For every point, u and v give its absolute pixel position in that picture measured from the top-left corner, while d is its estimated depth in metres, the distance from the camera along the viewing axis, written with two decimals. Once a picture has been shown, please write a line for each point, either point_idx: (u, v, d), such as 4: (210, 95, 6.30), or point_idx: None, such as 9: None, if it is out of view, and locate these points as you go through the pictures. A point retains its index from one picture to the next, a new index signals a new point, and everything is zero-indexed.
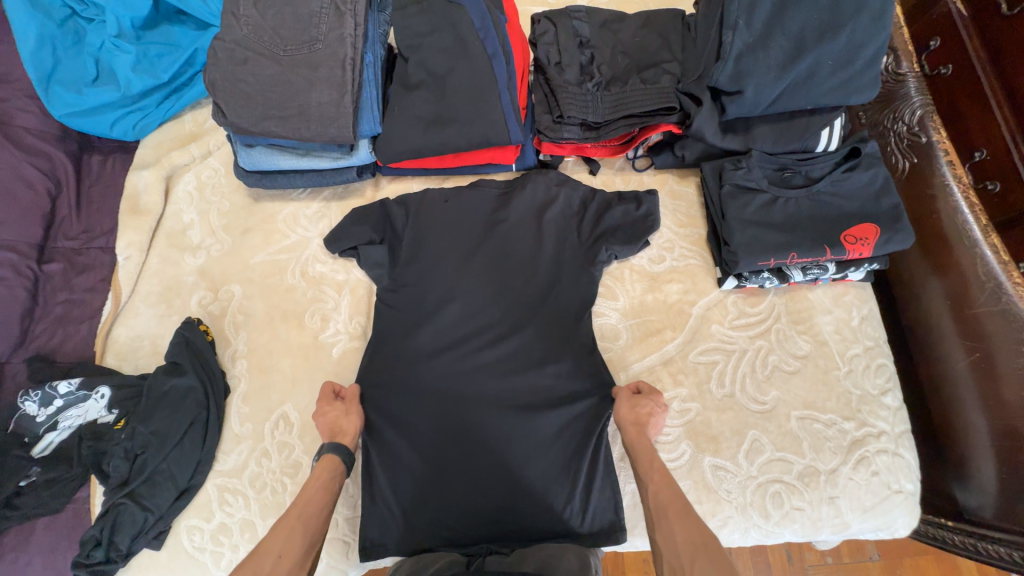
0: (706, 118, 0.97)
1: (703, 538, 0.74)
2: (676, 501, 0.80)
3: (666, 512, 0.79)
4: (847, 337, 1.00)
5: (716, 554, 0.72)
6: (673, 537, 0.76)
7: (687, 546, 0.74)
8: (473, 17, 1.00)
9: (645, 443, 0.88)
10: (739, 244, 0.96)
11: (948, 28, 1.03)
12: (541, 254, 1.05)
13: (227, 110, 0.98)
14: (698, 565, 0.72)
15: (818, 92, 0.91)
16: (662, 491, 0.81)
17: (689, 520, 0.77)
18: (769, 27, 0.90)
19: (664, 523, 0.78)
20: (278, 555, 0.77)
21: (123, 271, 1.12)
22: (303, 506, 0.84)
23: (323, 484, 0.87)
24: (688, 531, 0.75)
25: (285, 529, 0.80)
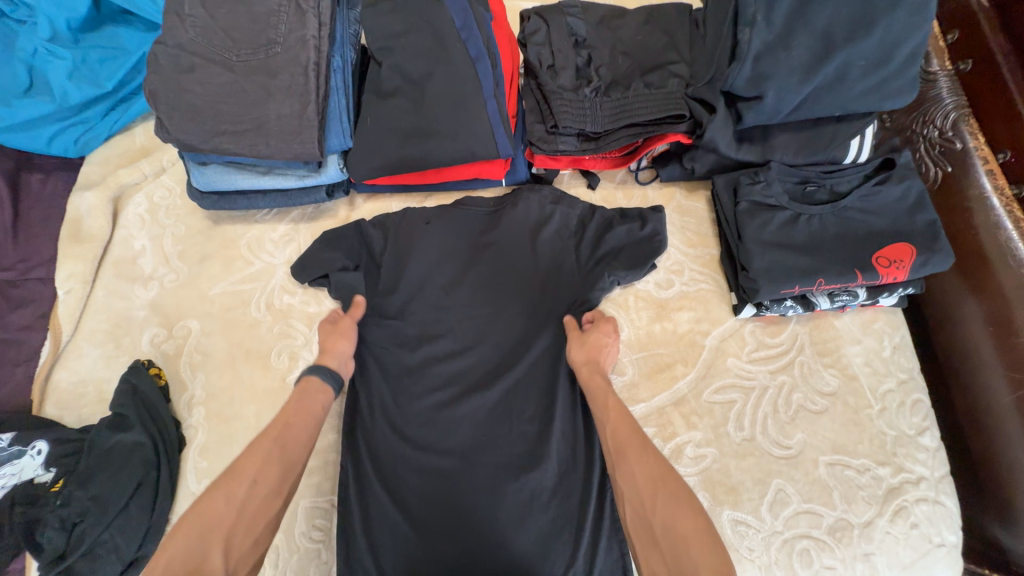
0: (720, 126, 0.85)
1: (661, 472, 0.67)
2: (632, 436, 0.73)
3: (624, 450, 0.71)
4: (878, 370, 0.90)
5: (676, 490, 0.66)
6: (633, 477, 0.68)
7: (646, 482, 0.67)
8: (454, 15, 0.87)
9: (598, 380, 0.81)
10: (759, 270, 0.85)
11: (968, 19, 0.93)
12: (536, 281, 0.94)
13: (173, 124, 0.86)
14: (661, 504, 0.65)
15: (848, 97, 0.80)
16: (619, 428, 0.74)
17: (649, 455, 0.70)
18: (792, 23, 0.79)
19: (624, 464, 0.70)
20: (253, 479, 0.68)
21: (64, 307, 0.99)
22: (280, 428, 0.75)
23: (304, 403, 0.79)
24: (647, 467, 0.68)
25: (261, 453, 0.71)
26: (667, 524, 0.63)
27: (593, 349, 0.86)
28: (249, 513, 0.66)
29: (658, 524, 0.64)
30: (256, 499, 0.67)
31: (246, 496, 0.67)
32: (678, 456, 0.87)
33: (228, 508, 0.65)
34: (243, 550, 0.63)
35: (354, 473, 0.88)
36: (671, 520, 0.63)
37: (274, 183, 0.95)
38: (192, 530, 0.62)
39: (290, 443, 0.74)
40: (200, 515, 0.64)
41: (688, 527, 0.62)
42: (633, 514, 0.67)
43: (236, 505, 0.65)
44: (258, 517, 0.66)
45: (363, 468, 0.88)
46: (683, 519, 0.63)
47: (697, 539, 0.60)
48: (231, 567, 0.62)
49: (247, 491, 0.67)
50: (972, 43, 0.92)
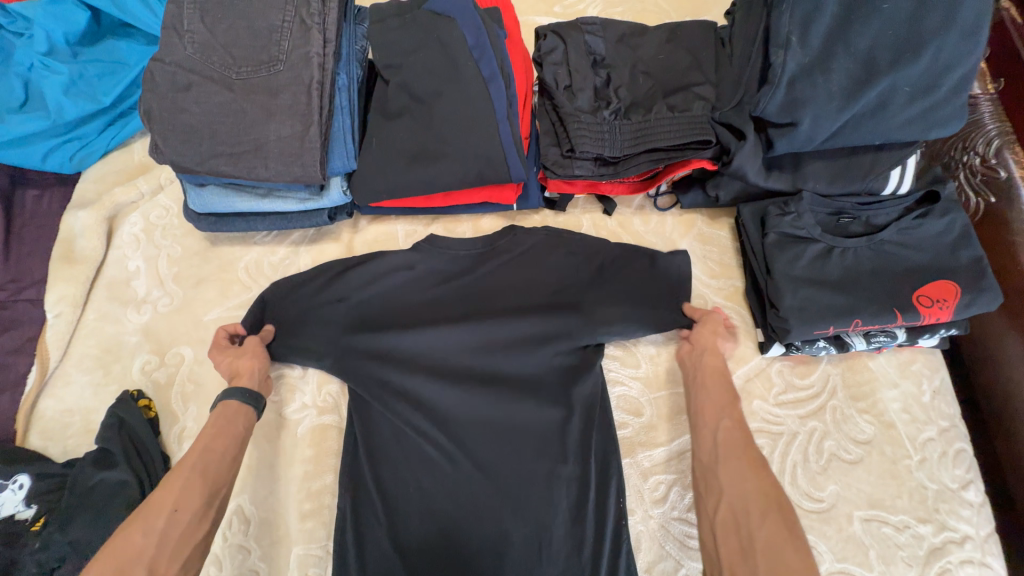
0: (749, 154, 0.80)
1: (777, 492, 0.62)
2: (750, 447, 0.68)
3: (736, 454, 0.67)
4: (917, 417, 0.83)
5: (789, 514, 0.60)
6: (742, 481, 0.64)
7: (758, 493, 0.62)
8: (467, 32, 0.83)
9: (716, 378, 0.78)
10: (790, 308, 0.79)
11: (1002, 40, 0.89)
12: (543, 319, 0.86)
13: (167, 145, 0.81)
14: (768, 522, 0.60)
15: (890, 125, 0.74)
16: (734, 432, 0.70)
17: (764, 470, 0.65)
18: (830, 45, 0.73)
19: (732, 465, 0.66)
20: (173, 509, 0.65)
21: (52, 332, 0.94)
22: (197, 455, 0.71)
23: (221, 429, 0.75)
24: (764, 481, 0.63)
25: (179, 483, 0.67)
26: (770, 546, 0.57)
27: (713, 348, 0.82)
28: (171, 545, 0.63)
29: (760, 539, 0.59)
30: (174, 532, 0.63)
31: (167, 527, 0.63)
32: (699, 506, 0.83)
33: (146, 541, 0.61)
34: None
35: (352, 518, 0.82)
36: (774, 542, 0.58)
37: (274, 206, 0.91)
38: (106, 568, 0.59)
39: (212, 467, 0.71)
40: (117, 546, 0.60)
41: (796, 558, 0.56)
42: (727, 515, 0.63)
43: (156, 539, 0.62)
44: (181, 547, 0.64)
45: (363, 511, 0.82)
46: (790, 549, 0.57)
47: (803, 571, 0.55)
48: None
49: (166, 521, 0.64)
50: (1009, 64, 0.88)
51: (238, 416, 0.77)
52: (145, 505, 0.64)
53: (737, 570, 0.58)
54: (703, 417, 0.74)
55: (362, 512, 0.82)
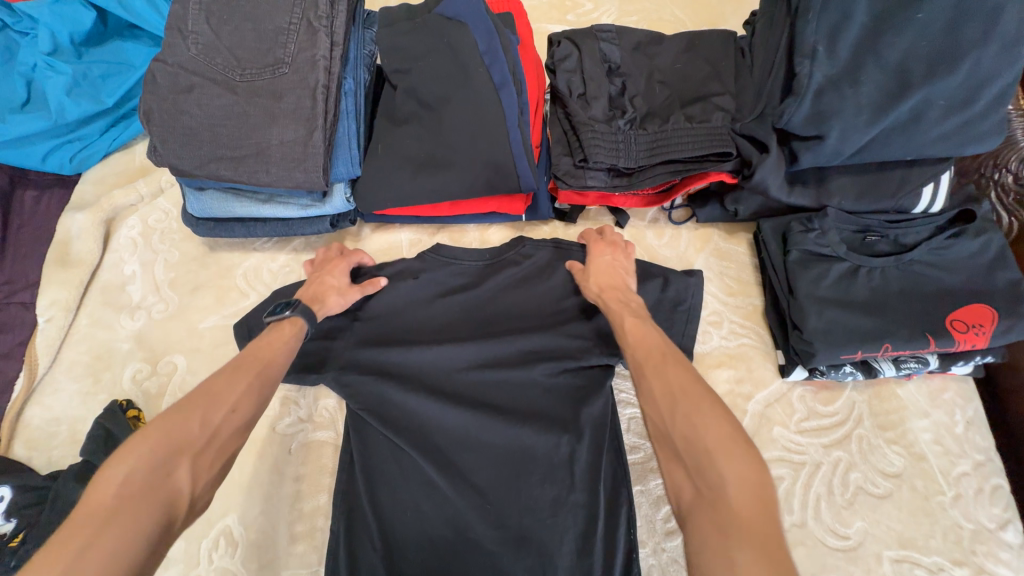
0: (772, 167, 0.76)
1: (681, 384, 0.58)
2: (655, 352, 0.64)
3: (642, 368, 0.63)
4: (950, 449, 0.78)
5: (699, 398, 0.56)
6: (652, 390, 0.60)
7: (665, 394, 0.58)
8: (478, 37, 0.80)
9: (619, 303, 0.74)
10: (815, 331, 0.74)
11: None
12: (544, 339, 0.83)
13: (167, 147, 0.79)
14: (681, 415, 0.55)
15: (922, 141, 0.70)
16: (638, 347, 0.66)
17: (668, 368, 0.61)
18: (859, 56, 0.70)
19: (643, 381, 0.62)
20: (232, 407, 0.59)
21: (42, 337, 0.91)
22: (263, 363, 0.66)
23: (289, 347, 0.70)
24: (669, 379, 0.59)
25: (242, 383, 0.62)
26: (692, 439, 0.53)
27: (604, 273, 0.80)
28: (221, 441, 0.57)
29: (678, 437, 0.54)
30: (226, 430, 0.58)
31: (221, 424, 0.58)
32: None
33: (201, 430, 0.56)
34: (209, 474, 0.55)
35: (346, 543, 0.78)
36: (694, 431, 0.53)
37: (275, 212, 0.87)
38: (160, 443, 0.53)
39: (271, 381, 0.66)
40: (172, 423, 0.55)
41: (714, 437, 0.51)
42: (656, 431, 0.58)
43: (209, 432, 0.56)
44: (227, 448, 0.58)
45: (357, 535, 0.78)
46: (710, 428, 0.52)
47: (722, 452, 0.50)
48: (194, 493, 0.54)
49: (222, 418, 0.58)
50: None
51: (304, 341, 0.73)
52: (205, 391, 0.59)
53: (672, 479, 0.54)
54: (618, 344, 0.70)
55: (357, 536, 0.78)
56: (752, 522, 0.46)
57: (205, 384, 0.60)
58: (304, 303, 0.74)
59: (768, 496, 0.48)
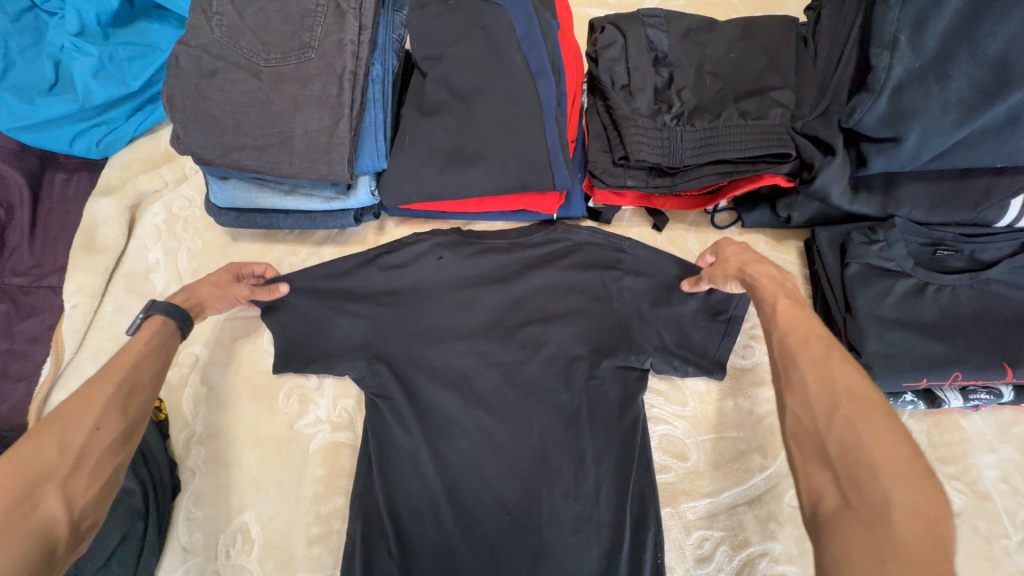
0: (836, 171, 0.68)
1: (846, 387, 0.54)
2: (813, 345, 0.59)
3: (795, 358, 0.58)
4: (1020, 490, 0.70)
5: (867, 407, 0.52)
6: (805, 384, 0.56)
7: (824, 392, 0.55)
8: (515, 22, 0.75)
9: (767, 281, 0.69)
10: (875, 354, 0.68)
11: None
12: (569, 345, 0.81)
13: (188, 134, 0.76)
14: (841, 418, 0.52)
15: (1018, 146, 0.62)
16: (793, 336, 0.61)
17: (831, 367, 0.56)
18: (949, 48, 0.62)
19: (792, 372, 0.58)
20: (95, 426, 0.58)
21: (69, 323, 0.91)
22: (127, 370, 0.64)
23: (150, 348, 0.67)
24: (830, 376, 0.55)
25: (102, 397, 0.60)
26: (850, 444, 0.50)
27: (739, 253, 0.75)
28: (90, 462, 0.56)
29: (835, 440, 0.51)
30: (95, 450, 0.57)
31: (86, 445, 0.57)
32: (750, 572, 0.72)
33: (62, 454, 0.55)
34: (86, 494, 0.55)
35: (360, 549, 0.75)
36: (854, 438, 0.50)
37: (297, 204, 0.85)
38: (15, 478, 0.52)
39: (140, 389, 0.64)
40: (26, 456, 0.53)
41: (880, 450, 0.48)
42: (798, 425, 0.55)
43: (73, 455, 0.56)
44: (102, 466, 0.57)
45: (372, 541, 0.76)
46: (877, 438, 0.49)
47: (893, 471, 0.47)
48: (74, 515, 0.54)
49: (87, 438, 0.57)
50: None
51: (172, 339, 0.70)
52: (58, 414, 0.57)
53: (814, 479, 0.51)
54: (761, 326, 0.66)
55: (372, 542, 0.76)
56: (920, 551, 0.43)
57: (62, 405, 0.58)
58: (162, 302, 0.70)
59: (943, 529, 0.44)
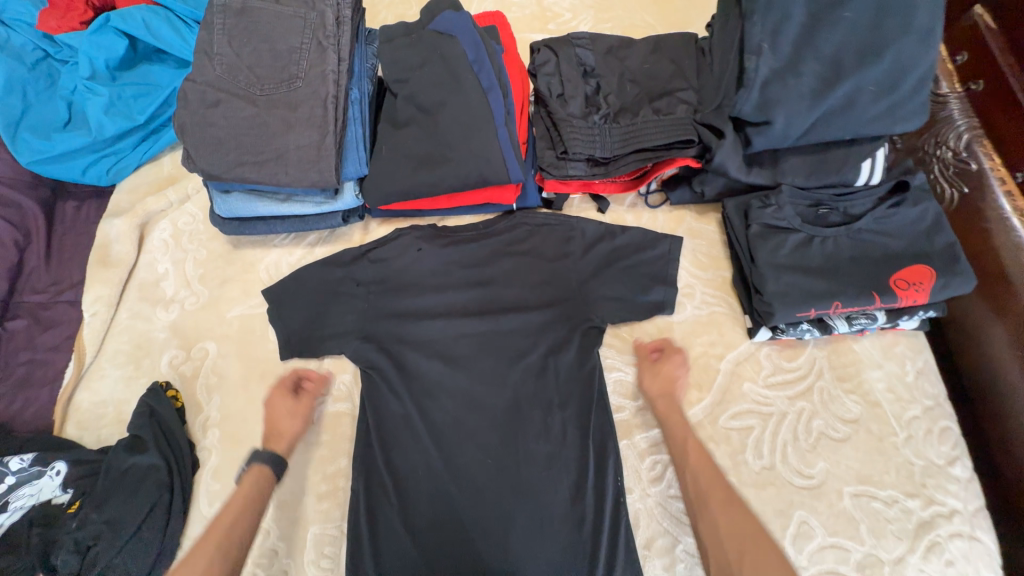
0: (730, 151, 0.86)
1: (752, 535, 0.72)
2: (717, 488, 0.77)
3: (708, 500, 0.76)
4: (902, 396, 0.87)
5: (766, 553, 0.70)
6: (718, 528, 0.73)
7: (734, 537, 0.72)
8: (466, 48, 0.92)
9: (676, 416, 0.86)
10: (774, 293, 0.84)
11: (974, 42, 0.95)
12: (534, 312, 0.95)
13: (198, 156, 0.90)
14: (748, 562, 0.69)
15: (858, 121, 0.81)
16: (702, 478, 0.78)
17: (732, 508, 0.75)
18: (800, 49, 0.80)
19: (707, 512, 0.75)
20: None
21: (89, 330, 1.02)
22: (225, 524, 0.79)
23: (252, 499, 0.82)
24: (736, 521, 0.73)
25: (203, 561, 0.74)
26: None
27: (665, 380, 0.90)
28: None
29: None
30: None
31: None
32: None
33: None
34: None
35: (365, 500, 0.87)
36: None
37: (293, 210, 0.99)
38: None
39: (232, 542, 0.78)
40: None
41: None
42: (717, 566, 0.72)
43: None
44: None
45: (374, 493, 0.88)
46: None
47: None
48: None
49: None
50: (982, 65, 0.93)
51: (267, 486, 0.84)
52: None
53: None
54: (679, 459, 0.82)
55: (374, 495, 0.88)
56: None
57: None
58: (257, 452, 0.85)
59: None
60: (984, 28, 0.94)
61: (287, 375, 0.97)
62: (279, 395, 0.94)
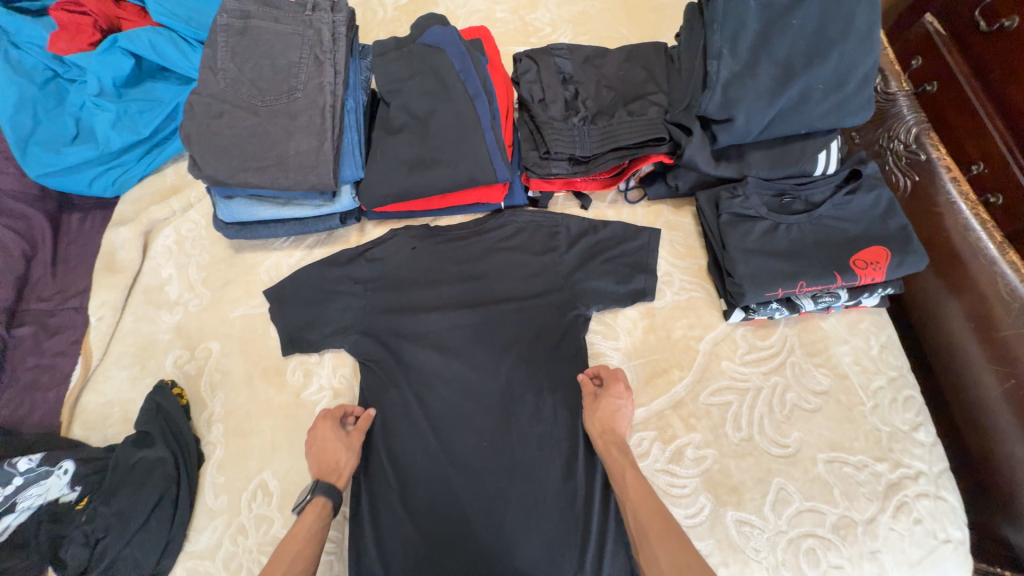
0: (698, 147, 0.94)
1: (687, 562, 0.69)
2: (657, 518, 0.76)
3: (648, 535, 0.74)
4: (868, 368, 0.94)
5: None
6: (658, 562, 0.71)
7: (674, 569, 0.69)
8: (454, 59, 0.99)
9: (615, 453, 0.85)
10: (744, 275, 0.91)
11: (928, 46, 1.03)
12: (523, 301, 1.00)
13: (203, 163, 0.96)
14: None
15: (811, 116, 0.89)
16: (641, 510, 0.77)
17: (671, 536, 0.73)
18: (755, 53, 0.89)
19: (648, 548, 0.73)
20: None
21: (95, 333, 1.06)
22: (286, 559, 0.75)
23: (312, 533, 0.79)
24: (672, 551, 0.71)
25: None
26: None
27: (606, 415, 0.89)
28: None
29: None
30: None
31: None
32: (679, 458, 0.90)
33: None
34: None
35: (366, 485, 0.91)
36: None
37: (293, 213, 1.04)
38: None
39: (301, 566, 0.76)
40: None
41: None
42: None
43: None
44: None
45: (376, 478, 0.92)
46: None
47: None
48: None
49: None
50: (935, 68, 1.01)
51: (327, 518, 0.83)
52: None
53: None
54: (621, 494, 0.81)
55: (375, 480, 0.92)
56: None
57: None
58: (322, 484, 0.83)
59: None
60: (936, 35, 1.01)
61: (337, 408, 0.95)
62: (328, 427, 0.91)
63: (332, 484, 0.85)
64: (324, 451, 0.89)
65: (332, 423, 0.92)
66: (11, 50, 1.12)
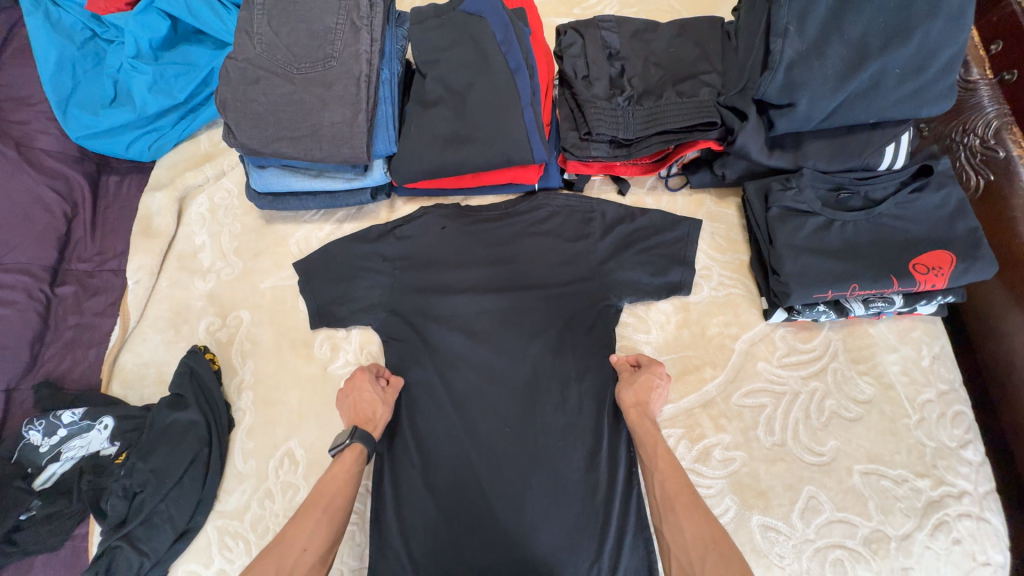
0: (751, 133, 0.88)
1: (714, 535, 0.71)
2: (684, 491, 0.77)
3: (673, 504, 0.76)
4: (916, 379, 0.89)
5: (728, 554, 0.69)
6: (682, 529, 0.73)
7: (696, 538, 0.72)
8: (495, 30, 0.94)
9: (648, 424, 0.84)
10: (791, 274, 0.86)
11: (1013, 29, 0.91)
12: (553, 288, 0.97)
13: (239, 130, 0.95)
14: (711, 564, 0.69)
15: (882, 105, 0.82)
16: (670, 481, 0.78)
17: (697, 512, 0.74)
18: (826, 32, 0.81)
19: (672, 516, 0.75)
20: (304, 548, 0.75)
21: (132, 296, 1.09)
22: (329, 496, 0.80)
23: (351, 475, 0.83)
24: (698, 526, 0.72)
25: (311, 523, 0.77)
26: None
27: (642, 389, 0.88)
28: None
29: None
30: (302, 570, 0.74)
31: (296, 564, 0.74)
32: (706, 458, 0.88)
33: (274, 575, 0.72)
34: None
35: (389, 461, 0.93)
36: None
37: (324, 185, 1.03)
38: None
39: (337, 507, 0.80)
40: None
41: None
42: (678, 569, 0.72)
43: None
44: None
45: (398, 455, 0.93)
46: None
47: None
48: None
49: (296, 558, 0.74)
50: (1019, 54, 0.90)
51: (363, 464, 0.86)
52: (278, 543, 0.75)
53: None
54: (649, 464, 0.81)
55: (398, 456, 0.93)
56: None
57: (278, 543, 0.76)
58: (359, 431, 0.85)
59: None
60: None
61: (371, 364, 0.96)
62: (365, 379, 0.92)
63: (367, 432, 0.87)
64: (361, 402, 0.91)
65: (369, 377, 0.92)
66: (51, 8, 1.13)
